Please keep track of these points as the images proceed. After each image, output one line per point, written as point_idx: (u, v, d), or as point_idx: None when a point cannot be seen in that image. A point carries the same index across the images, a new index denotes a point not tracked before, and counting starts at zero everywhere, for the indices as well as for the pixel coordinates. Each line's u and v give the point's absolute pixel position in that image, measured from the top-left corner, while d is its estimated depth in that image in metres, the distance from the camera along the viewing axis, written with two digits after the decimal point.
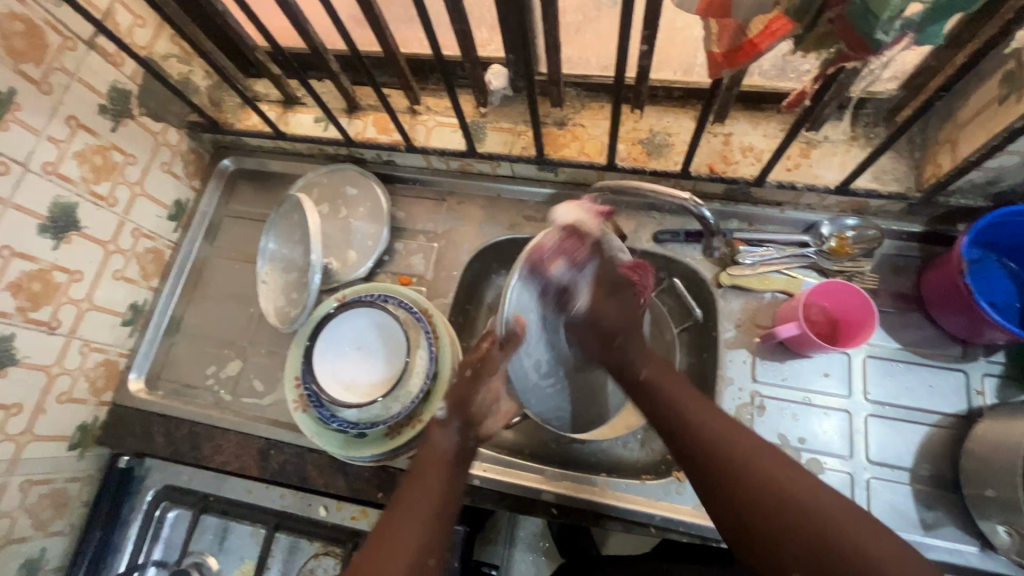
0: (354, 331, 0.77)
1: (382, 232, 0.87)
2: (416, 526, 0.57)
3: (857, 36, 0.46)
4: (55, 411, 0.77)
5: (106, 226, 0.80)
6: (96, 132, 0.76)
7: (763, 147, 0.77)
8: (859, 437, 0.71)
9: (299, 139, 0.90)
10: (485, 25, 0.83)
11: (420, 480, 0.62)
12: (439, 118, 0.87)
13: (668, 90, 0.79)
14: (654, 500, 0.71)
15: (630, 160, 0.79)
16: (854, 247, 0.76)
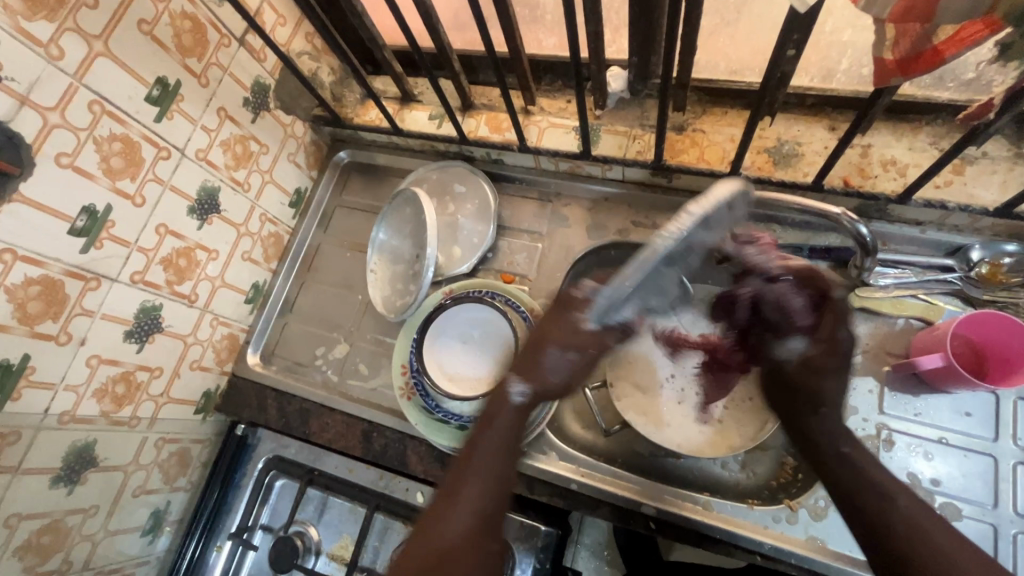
0: (460, 326, 0.79)
1: (489, 230, 0.88)
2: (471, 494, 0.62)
3: None
4: (188, 377, 0.83)
5: (240, 210, 0.86)
6: (240, 123, 0.82)
7: (907, 161, 0.71)
8: (1005, 486, 0.64)
9: (414, 135, 0.93)
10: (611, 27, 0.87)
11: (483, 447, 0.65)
12: (552, 119, 0.87)
13: (802, 97, 0.75)
14: (761, 526, 0.68)
15: (755, 169, 0.76)
16: (1010, 276, 0.69)
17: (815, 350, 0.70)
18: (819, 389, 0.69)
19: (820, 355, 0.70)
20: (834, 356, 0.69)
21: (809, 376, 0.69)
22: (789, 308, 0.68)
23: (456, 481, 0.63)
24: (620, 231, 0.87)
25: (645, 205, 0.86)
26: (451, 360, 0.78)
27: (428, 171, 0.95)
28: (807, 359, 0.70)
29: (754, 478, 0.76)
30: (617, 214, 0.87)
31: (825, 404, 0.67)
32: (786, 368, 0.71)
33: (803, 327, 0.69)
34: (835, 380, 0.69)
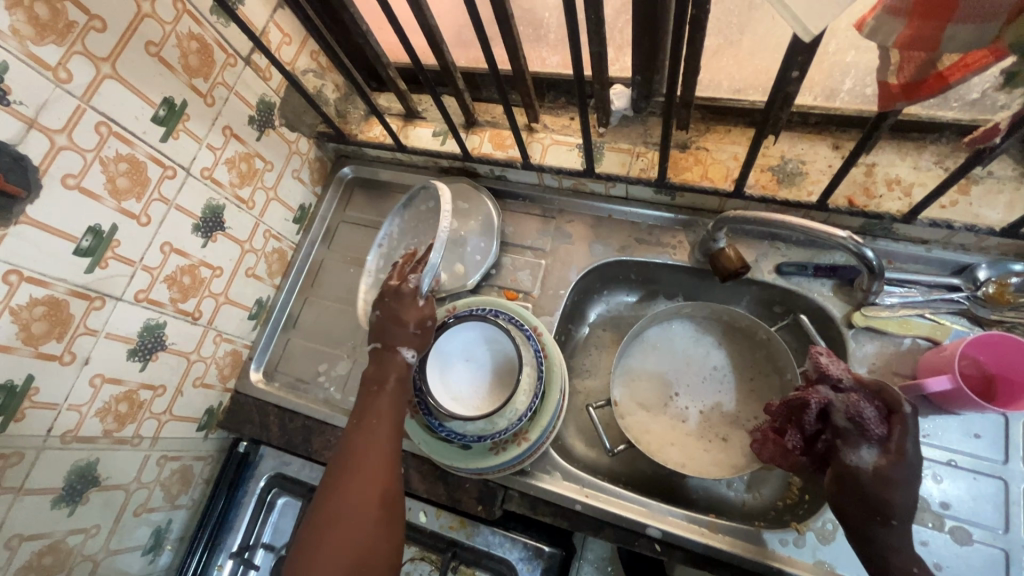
0: (464, 343, 0.78)
1: (493, 246, 0.88)
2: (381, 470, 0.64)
3: None
4: (190, 394, 0.83)
5: (244, 227, 0.86)
6: (244, 140, 0.83)
7: (912, 180, 0.71)
8: (1016, 511, 0.63)
9: (417, 151, 0.94)
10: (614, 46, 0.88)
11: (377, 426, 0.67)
12: (555, 137, 0.87)
13: (806, 116, 0.75)
14: (768, 549, 0.67)
15: (759, 188, 0.75)
16: (1016, 296, 0.69)
17: (889, 457, 0.56)
18: (894, 502, 0.55)
19: (897, 461, 0.56)
20: (906, 462, 0.56)
21: (884, 484, 0.56)
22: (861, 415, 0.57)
23: (349, 459, 0.65)
24: (624, 247, 0.86)
25: (648, 222, 0.86)
26: (455, 387, 0.76)
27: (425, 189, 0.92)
28: (883, 468, 0.56)
29: (761, 499, 0.76)
30: (621, 231, 0.87)
31: (896, 514, 0.55)
32: (858, 473, 0.57)
33: (876, 432, 0.57)
34: (909, 482, 0.56)
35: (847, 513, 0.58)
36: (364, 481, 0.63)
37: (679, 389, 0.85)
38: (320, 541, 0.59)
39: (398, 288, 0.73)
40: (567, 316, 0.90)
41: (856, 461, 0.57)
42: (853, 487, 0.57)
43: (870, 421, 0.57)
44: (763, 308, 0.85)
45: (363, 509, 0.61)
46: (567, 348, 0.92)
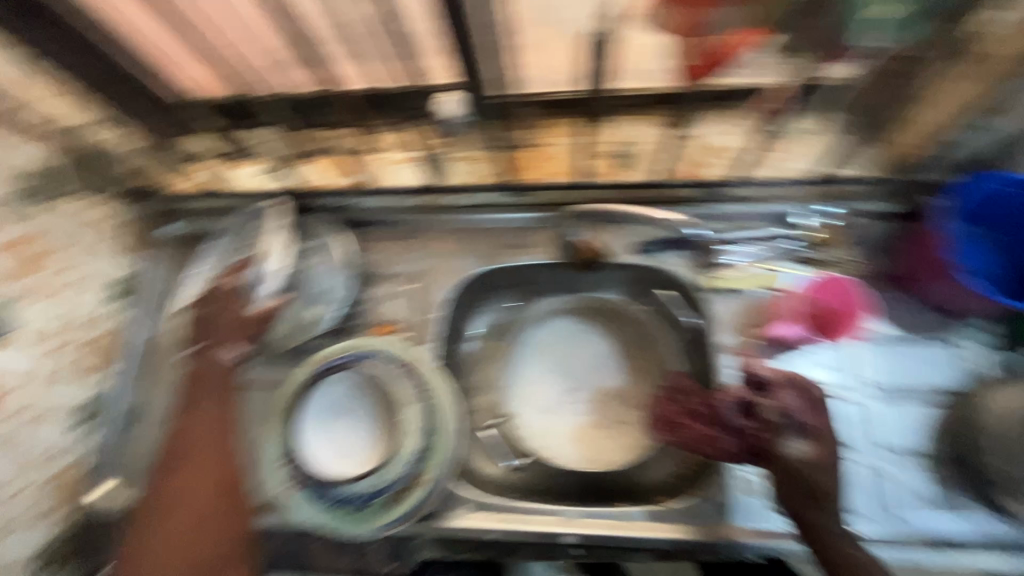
0: (337, 396, 0.77)
1: (349, 283, 0.82)
2: (213, 458, 0.67)
3: None
4: (19, 535, 0.67)
5: (48, 320, 0.72)
6: (23, 218, 0.68)
7: (735, 146, 0.76)
8: (860, 424, 0.71)
9: (251, 194, 0.87)
10: None
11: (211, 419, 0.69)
12: (396, 155, 0.85)
13: (635, 98, 0.77)
14: (679, 525, 0.68)
15: (604, 175, 0.80)
16: (835, 236, 0.76)
17: (811, 442, 0.60)
18: (824, 484, 0.58)
19: (820, 442, 0.60)
20: (828, 442, 0.60)
21: (812, 467, 0.58)
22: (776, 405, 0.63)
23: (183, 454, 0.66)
24: (491, 255, 0.84)
25: (511, 225, 0.85)
26: (347, 442, 0.76)
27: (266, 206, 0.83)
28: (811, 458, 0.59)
29: (665, 472, 0.78)
30: (486, 239, 0.85)
31: (828, 497, 0.57)
32: (787, 457, 0.60)
33: (800, 420, 0.62)
34: (833, 462, 0.59)
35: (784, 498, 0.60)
36: (193, 470, 0.66)
37: (573, 385, 0.85)
38: (164, 512, 0.64)
39: (212, 292, 0.74)
40: (449, 338, 0.84)
41: (783, 447, 0.60)
42: (786, 474, 0.59)
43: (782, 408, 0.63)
44: (632, 288, 0.86)
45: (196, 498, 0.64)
46: (455, 369, 0.87)
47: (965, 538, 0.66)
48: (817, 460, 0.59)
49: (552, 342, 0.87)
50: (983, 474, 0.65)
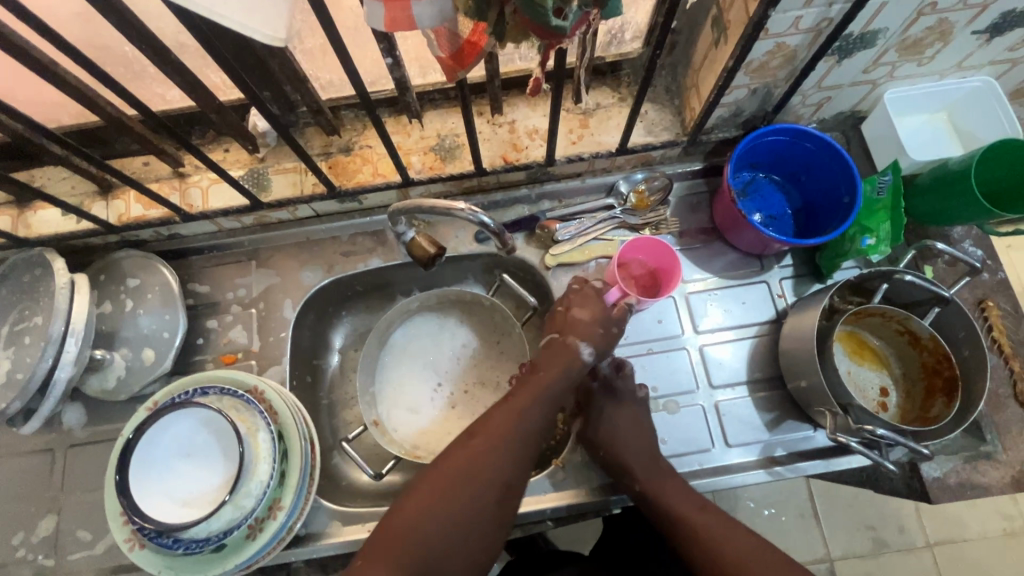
0: (178, 438, 0.67)
1: (179, 317, 0.78)
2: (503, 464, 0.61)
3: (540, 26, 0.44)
4: None
5: None
6: None
7: (546, 126, 0.79)
8: (699, 367, 0.77)
9: (49, 239, 0.78)
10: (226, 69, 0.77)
11: (524, 394, 0.66)
12: (212, 176, 0.79)
13: (443, 91, 0.78)
14: (541, 494, 0.72)
15: (427, 170, 0.78)
16: (652, 198, 0.82)
17: (614, 425, 0.71)
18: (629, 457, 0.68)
19: (618, 413, 0.71)
20: (622, 412, 0.71)
21: (616, 444, 0.69)
22: (568, 376, 0.69)
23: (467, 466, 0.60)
24: (333, 266, 0.82)
25: (348, 232, 0.83)
26: (189, 487, 0.66)
27: (24, 256, 0.77)
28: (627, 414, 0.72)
29: (536, 447, 0.82)
30: (325, 249, 0.83)
31: (614, 447, 0.69)
32: (598, 444, 0.70)
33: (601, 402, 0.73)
34: (631, 433, 0.70)
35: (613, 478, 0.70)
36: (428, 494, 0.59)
37: (441, 377, 0.86)
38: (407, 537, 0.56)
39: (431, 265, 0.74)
40: (305, 353, 0.84)
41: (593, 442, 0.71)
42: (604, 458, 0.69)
43: (579, 369, 0.70)
44: (486, 275, 0.89)
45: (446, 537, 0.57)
46: (320, 386, 0.85)
47: (791, 454, 0.73)
48: (613, 433, 0.69)
49: (416, 340, 0.88)
50: (795, 396, 0.72)
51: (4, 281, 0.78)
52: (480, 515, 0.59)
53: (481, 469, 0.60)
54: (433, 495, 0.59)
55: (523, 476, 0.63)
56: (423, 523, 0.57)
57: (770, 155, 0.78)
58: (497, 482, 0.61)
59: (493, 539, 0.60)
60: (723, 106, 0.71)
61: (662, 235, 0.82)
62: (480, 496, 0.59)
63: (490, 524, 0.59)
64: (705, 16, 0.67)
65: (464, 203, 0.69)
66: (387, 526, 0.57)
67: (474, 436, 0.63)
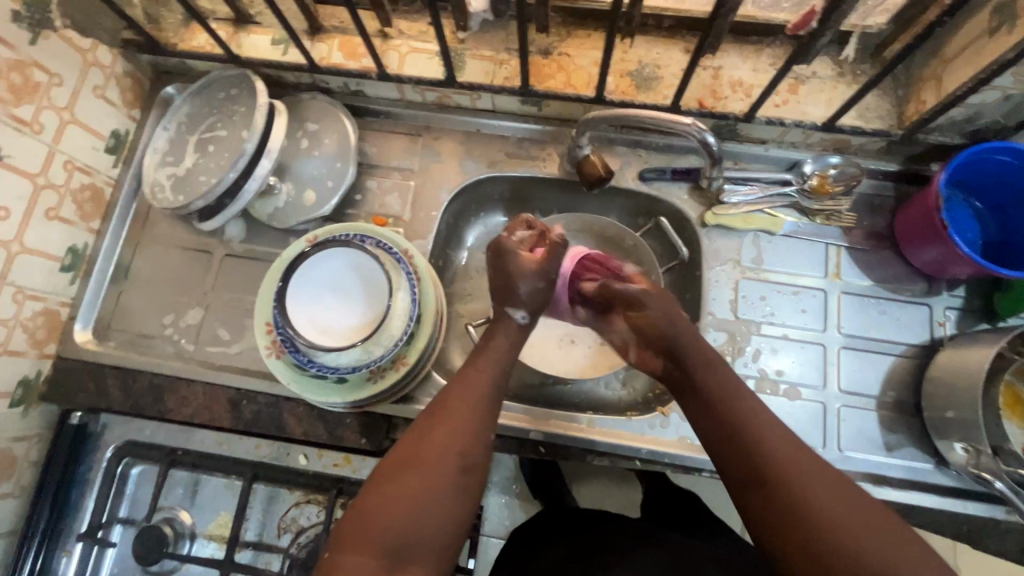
0: (329, 273, 0.72)
1: (349, 169, 0.80)
2: (467, 419, 0.59)
3: None
4: None
5: (34, 156, 0.69)
6: (10, 43, 0.65)
7: (752, 82, 0.75)
8: (832, 368, 0.74)
9: (254, 63, 0.81)
10: None
11: (484, 363, 0.65)
12: (413, 44, 0.80)
13: (660, 18, 0.75)
14: (639, 434, 0.73)
15: (619, 94, 0.76)
16: (835, 186, 0.77)
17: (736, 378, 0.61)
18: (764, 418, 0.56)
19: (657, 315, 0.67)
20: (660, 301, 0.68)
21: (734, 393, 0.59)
22: (513, 339, 0.69)
23: (436, 419, 0.58)
24: (495, 163, 0.84)
25: (518, 135, 0.84)
26: (329, 319, 0.71)
27: (227, 74, 0.81)
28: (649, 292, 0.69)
29: (633, 393, 0.83)
30: (491, 146, 0.84)
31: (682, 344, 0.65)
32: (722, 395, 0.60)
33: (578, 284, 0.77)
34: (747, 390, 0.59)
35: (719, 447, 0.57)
36: (434, 436, 0.57)
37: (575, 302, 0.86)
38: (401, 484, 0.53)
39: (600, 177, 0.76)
40: (442, 241, 0.86)
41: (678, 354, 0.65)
42: (721, 414, 0.58)
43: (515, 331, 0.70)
44: (629, 219, 0.88)
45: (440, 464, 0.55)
46: (446, 273, 0.88)
47: (903, 480, 0.70)
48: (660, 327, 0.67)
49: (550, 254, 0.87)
50: (929, 424, 0.69)
51: (202, 93, 0.82)
52: (449, 502, 0.53)
53: (441, 450, 0.56)
54: (394, 477, 0.54)
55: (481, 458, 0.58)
56: (390, 513, 0.51)
57: (982, 177, 0.71)
58: (455, 464, 0.55)
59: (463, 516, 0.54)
60: (963, 106, 0.66)
61: (828, 226, 0.78)
62: (434, 471, 0.54)
63: (456, 508, 0.54)
64: (988, 0, 0.61)
65: (688, 118, 0.67)
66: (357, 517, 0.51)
67: (436, 424, 0.58)
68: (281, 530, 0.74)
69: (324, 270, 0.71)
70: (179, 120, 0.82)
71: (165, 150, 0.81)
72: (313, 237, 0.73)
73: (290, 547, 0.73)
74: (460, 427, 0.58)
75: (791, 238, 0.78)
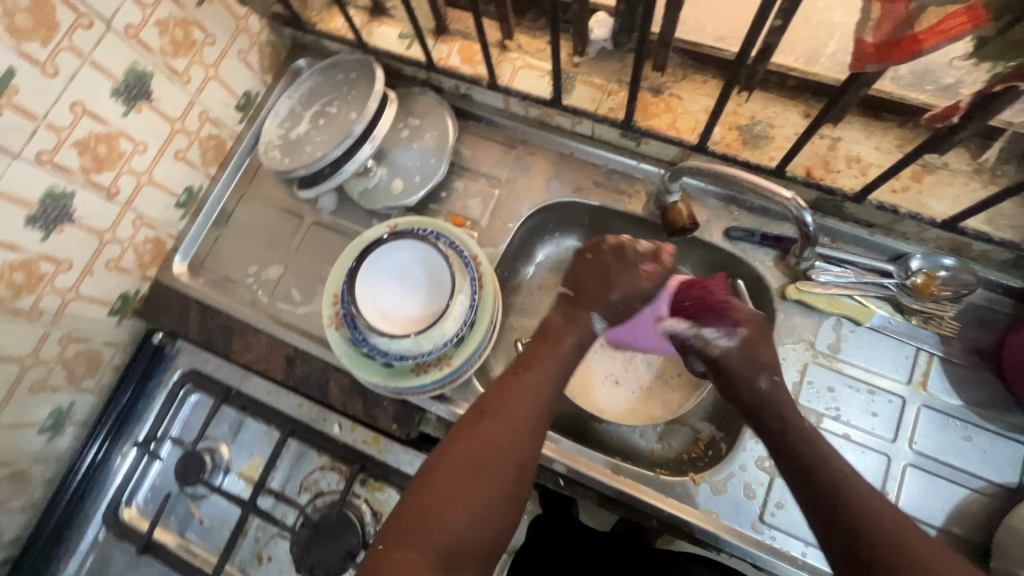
0: (398, 263, 0.75)
1: (441, 166, 0.83)
2: (531, 415, 0.62)
3: None
4: (102, 275, 0.77)
5: (176, 103, 0.78)
6: (180, 3, 0.73)
7: (871, 160, 0.70)
8: (892, 484, 0.68)
9: (379, 52, 0.87)
10: None
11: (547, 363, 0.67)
12: (528, 59, 0.82)
13: (784, 77, 0.72)
14: (664, 495, 0.69)
15: (723, 146, 0.74)
16: (941, 289, 0.70)
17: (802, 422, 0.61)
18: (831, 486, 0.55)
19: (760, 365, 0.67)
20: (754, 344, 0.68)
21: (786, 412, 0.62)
22: (582, 338, 0.70)
23: (495, 412, 0.61)
24: (580, 189, 0.83)
25: (610, 166, 0.83)
26: (388, 306, 0.75)
27: (353, 58, 0.87)
28: (733, 351, 0.67)
29: (669, 450, 0.79)
30: (581, 171, 0.84)
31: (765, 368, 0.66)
32: (795, 458, 0.59)
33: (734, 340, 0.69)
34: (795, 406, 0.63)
35: (785, 469, 0.59)
36: (501, 427, 0.60)
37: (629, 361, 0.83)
38: (461, 478, 0.57)
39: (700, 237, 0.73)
40: (512, 251, 0.87)
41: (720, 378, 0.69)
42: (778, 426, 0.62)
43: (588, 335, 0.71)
44: (705, 271, 0.84)
45: (504, 467, 0.58)
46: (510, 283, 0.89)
47: None
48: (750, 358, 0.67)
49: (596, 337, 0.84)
50: None
51: (326, 70, 0.88)
52: (499, 507, 0.57)
53: (498, 446, 0.59)
54: (455, 470, 0.58)
55: (537, 455, 0.62)
56: (443, 514, 0.55)
57: None
58: (515, 462, 0.59)
59: (506, 528, 0.58)
60: None
61: (923, 330, 0.71)
62: (490, 482, 0.57)
63: (514, 496, 0.58)
64: None
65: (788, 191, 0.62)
66: (422, 499, 0.56)
67: (493, 416, 0.61)
68: (302, 487, 0.78)
69: (396, 258, 0.75)
70: (302, 92, 0.89)
71: (285, 117, 0.88)
72: (393, 224, 0.76)
73: (306, 506, 0.76)
74: (518, 420, 0.61)
75: (878, 332, 0.72)
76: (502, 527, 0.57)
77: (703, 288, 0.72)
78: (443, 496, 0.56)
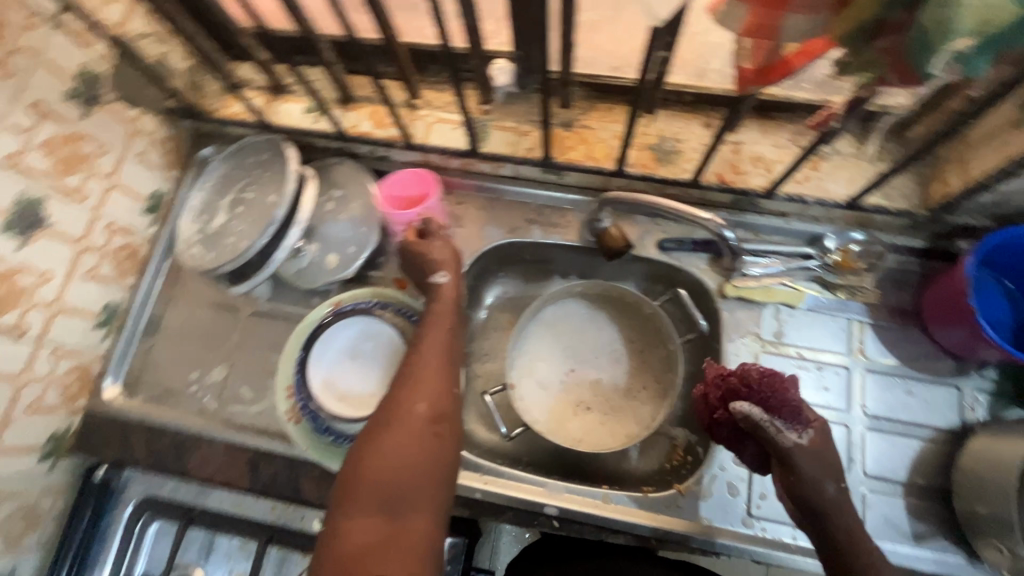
0: (349, 340, 0.76)
1: (372, 233, 0.82)
2: (429, 369, 0.64)
3: (903, 67, 0.45)
4: (24, 421, 0.70)
5: (78, 222, 0.73)
6: (64, 120, 0.70)
7: (771, 158, 0.76)
8: (857, 451, 0.72)
9: (288, 129, 0.86)
10: (491, 21, 0.83)
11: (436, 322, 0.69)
12: (439, 114, 0.84)
13: (680, 95, 0.77)
14: (655, 512, 0.71)
15: (640, 167, 0.77)
16: (858, 262, 0.76)
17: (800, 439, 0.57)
18: (863, 533, 0.55)
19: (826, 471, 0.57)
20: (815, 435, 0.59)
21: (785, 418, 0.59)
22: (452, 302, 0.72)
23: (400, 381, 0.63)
24: (515, 230, 0.83)
25: (539, 201, 0.83)
26: (353, 385, 0.74)
27: (259, 139, 0.85)
28: (807, 450, 0.57)
29: (650, 463, 0.81)
30: (515, 211, 0.83)
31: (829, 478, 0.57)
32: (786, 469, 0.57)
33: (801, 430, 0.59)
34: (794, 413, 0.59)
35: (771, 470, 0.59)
36: (408, 391, 0.62)
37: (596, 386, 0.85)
38: (382, 440, 0.58)
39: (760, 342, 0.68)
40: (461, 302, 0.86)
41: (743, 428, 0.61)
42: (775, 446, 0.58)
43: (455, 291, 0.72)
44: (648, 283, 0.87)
45: (416, 421, 0.59)
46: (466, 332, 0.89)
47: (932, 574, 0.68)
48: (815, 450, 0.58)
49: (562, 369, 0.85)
50: (961, 520, 0.66)
51: (234, 156, 0.86)
52: (428, 453, 0.58)
53: (408, 408, 0.60)
54: (377, 434, 0.59)
55: (450, 406, 0.63)
56: (373, 475, 0.55)
57: (1013, 258, 0.69)
58: (426, 413, 0.61)
59: (444, 470, 0.59)
60: (992, 192, 0.66)
61: (852, 302, 0.76)
62: (411, 432, 0.58)
63: (440, 443, 0.60)
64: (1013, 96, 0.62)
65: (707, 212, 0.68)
66: (350, 472, 0.57)
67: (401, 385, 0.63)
68: None
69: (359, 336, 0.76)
70: (213, 182, 0.85)
71: (199, 210, 0.84)
72: (336, 301, 0.75)
73: None
74: (421, 381, 0.63)
75: (814, 313, 0.77)
76: (439, 474, 0.58)
77: (776, 378, 0.60)
78: (369, 464, 0.56)
